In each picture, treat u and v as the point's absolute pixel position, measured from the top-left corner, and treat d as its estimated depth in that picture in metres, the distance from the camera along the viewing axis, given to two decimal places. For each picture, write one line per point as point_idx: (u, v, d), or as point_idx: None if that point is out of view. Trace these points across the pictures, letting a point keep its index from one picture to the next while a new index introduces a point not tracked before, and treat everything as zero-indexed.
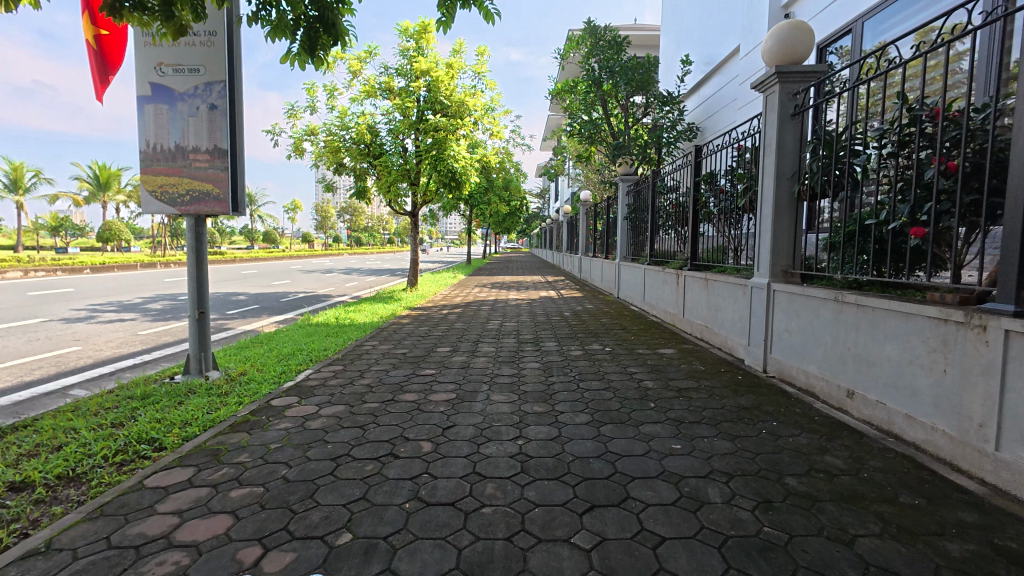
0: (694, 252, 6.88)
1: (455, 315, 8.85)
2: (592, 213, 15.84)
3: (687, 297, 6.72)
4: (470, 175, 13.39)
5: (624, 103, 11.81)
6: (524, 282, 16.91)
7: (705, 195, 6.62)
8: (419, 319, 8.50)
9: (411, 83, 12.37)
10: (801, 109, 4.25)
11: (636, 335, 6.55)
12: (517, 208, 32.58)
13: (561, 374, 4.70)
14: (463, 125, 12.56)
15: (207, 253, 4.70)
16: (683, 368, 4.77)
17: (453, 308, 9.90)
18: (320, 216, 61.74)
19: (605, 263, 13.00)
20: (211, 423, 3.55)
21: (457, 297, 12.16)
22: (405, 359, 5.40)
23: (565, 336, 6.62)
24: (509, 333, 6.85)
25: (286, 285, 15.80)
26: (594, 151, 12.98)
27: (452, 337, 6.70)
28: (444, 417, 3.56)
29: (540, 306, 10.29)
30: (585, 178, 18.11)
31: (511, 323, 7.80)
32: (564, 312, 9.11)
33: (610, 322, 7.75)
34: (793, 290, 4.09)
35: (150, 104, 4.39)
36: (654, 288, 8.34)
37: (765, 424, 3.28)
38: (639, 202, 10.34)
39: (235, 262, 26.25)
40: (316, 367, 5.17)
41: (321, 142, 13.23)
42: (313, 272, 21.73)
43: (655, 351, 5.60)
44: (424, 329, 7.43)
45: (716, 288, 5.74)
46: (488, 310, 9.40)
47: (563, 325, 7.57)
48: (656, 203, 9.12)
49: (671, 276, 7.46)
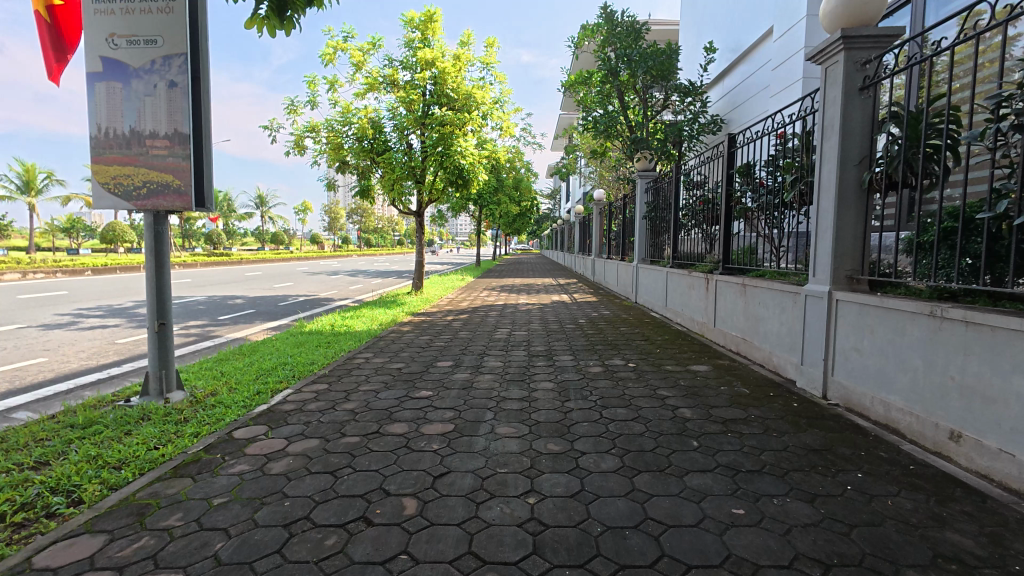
0: (725, 253, 6.14)
1: (460, 322, 8.19)
2: (607, 213, 15.13)
3: (718, 304, 5.98)
4: (479, 173, 12.74)
5: (642, 94, 11.09)
6: (535, 285, 16.22)
7: (740, 189, 5.88)
8: (421, 326, 7.84)
9: (417, 76, 11.77)
10: (873, 81, 3.51)
11: (661, 347, 5.83)
12: (527, 209, 31.92)
13: (579, 398, 3.99)
14: (471, 120, 11.93)
15: (170, 255, 4.07)
16: (724, 392, 4.05)
17: (459, 314, 9.24)
18: (330, 217, 61.63)
19: (621, 265, 12.27)
20: (153, 464, 2.90)
21: (465, 301, 11.51)
22: (399, 377, 4.73)
23: (582, 348, 5.91)
24: (519, 345, 6.16)
25: (288, 287, 15.27)
26: (609, 147, 12.28)
27: (455, 348, 6.03)
28: (436, 460, 2.86)
29: (553, 311, 9.60)
30: (598, 177, 17.38)
31: (521, 332, 7.12)
32: (578, 319, 8.42)
33: (630, 331, 7.02)
34: (867, 300, 3.35)
35: (101, 82, 3.76)
36: (677, 293, 7.60)
37: (848, 476, 2.56)
38: (659, 199, 9.58)
39: (240, 263, 25.87)
40: (297, 386, 4.52)
41: (323, 139, 12.67)
42: (318, 273, 21.24)
43: (687, 368, 4.87)
44: (425, 339, 6.77)
45: (756, 295, 4.99)
46: (496, 317, 8.72)
47: (578, 334, 6.87)
48: (678, 200, 8.36)
49: (698, 281, 6.71)
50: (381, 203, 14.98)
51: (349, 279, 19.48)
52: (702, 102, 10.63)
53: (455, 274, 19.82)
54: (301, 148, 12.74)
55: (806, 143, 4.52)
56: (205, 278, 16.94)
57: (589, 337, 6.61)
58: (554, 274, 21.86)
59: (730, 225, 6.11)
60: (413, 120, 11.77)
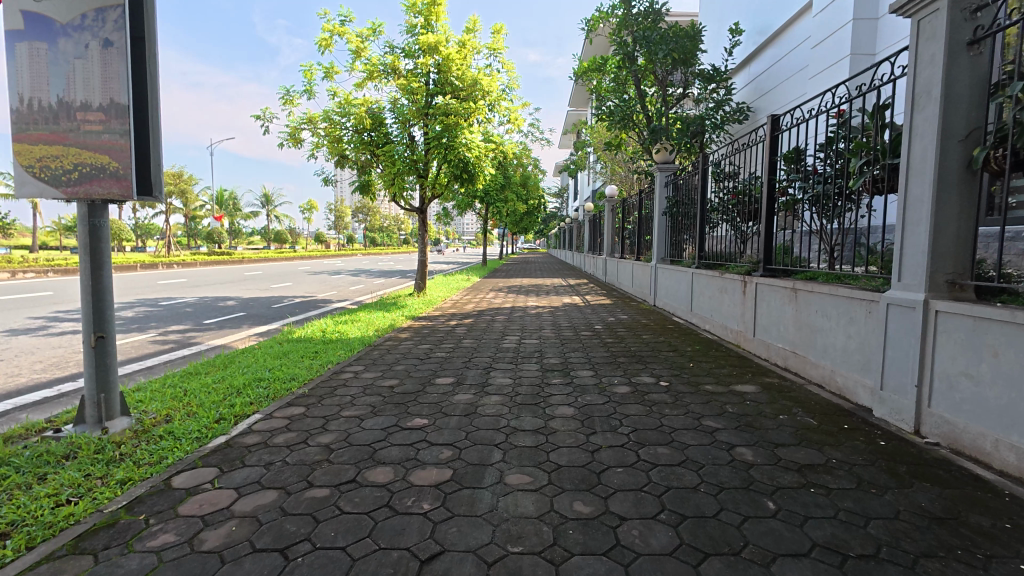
0: (766, 252, 5.35)
1: (464, 328, 7.47)
2: (620, 210, 14.36)
3: (759, 312, 5.22)
4: (485, 167, 12.04)
5: (661, 81, 10.32)
6: (544, 286, 15.48)
7: (785, 178, 5.10)
8: (421, 333, 7.13)
9: (421, 63, 11.07)
10: (988, 32, 2.76)
11: (695, 361, 5.06)
12: (534, 207, 31.22)
13: (607, 430, 3.25)
14: (477, 110, 11.22)
15: (110, 253, 3.35)
16: (786, 423, 3.29)
17: (463, 318, 8.50)
18: (335, 216, 61.22)
19: (636, 265, 11.51)
20: (51, 531, 2.19)
21: (470, 303, 10.80)
22: (390, 399, 4.00)
23: (603, 361, 5.16)
24: (531, 357, 5.40)
25: (286, 288, 14.63)
26: (624, 138, 11.54)
27: (458, 360, 5.30)
28: (425, 530, 2.14)
29: (565, 315, 8.85)
30: (610, 172, 16.60)
31: (532, 340, 6.39)
32: (594, 324, 7.67)
33: (654, 339, 6.25)
34: (985, 314, 2.59)
35: (21, 41, 3.02)
36: (705, 297, 6.84)
37: (1008, 569, 1.81)
38: (683, 194, 8.81)
39: (241, 262, 25.33)
40: (269, 410, 3.80)
41: (321, 131, 12.01)
42: (319, 273, 20.61)
43: (731, 389, 4.11)
44: (425, 347, 6.05)
45: (811, 302, 4.23)
46: (503, 322, 7.98)
47: (597, 343, 6.13)
48: (704, 194, 7.58)
49: (732, 283, 5.95)
50: (382, 200, 14.28)
51: (351, 279, 18.83)
52: (726, 89, 9.86)
53: (461, 274, 19.14)
54: (298, 141, 12.08)
55: (879, 118, 3.75)
56: (201, 279, 16.33)
57: (609, 347, 5.87)
58: (562, 274, 21.10)
59: (771, 221, 5.33)
60: (416, 111, 11.09)
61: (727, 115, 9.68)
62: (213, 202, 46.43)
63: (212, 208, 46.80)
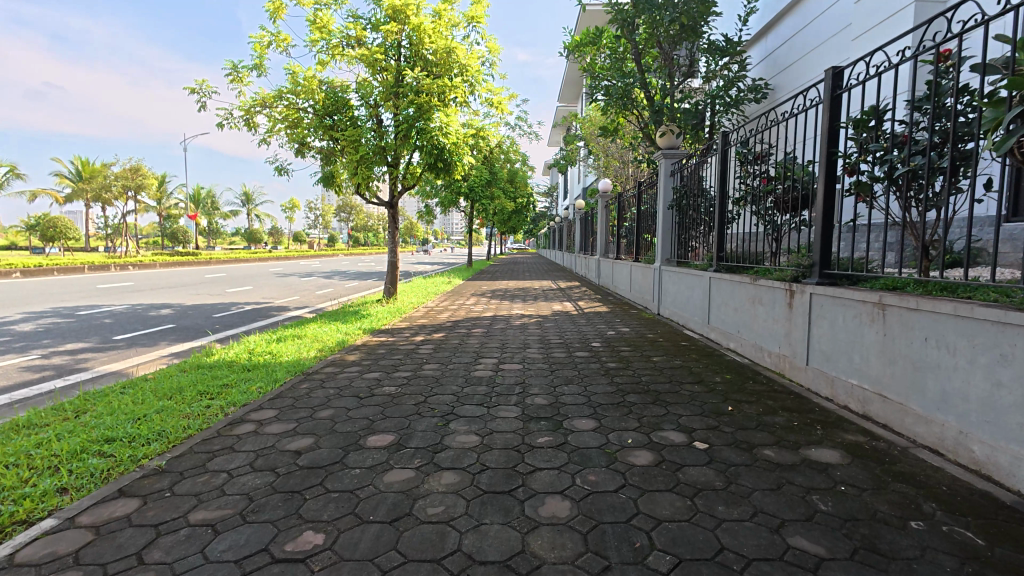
0: (823, 254, 3.99)
1: (430, 347, 6.04)
2: (616, 206, 12.96)
3: (816, 333, 3.88)
4: (464, 157, 10.61)
5: (665, 56, 8.98)
6: (532, 289, 14.12)
7: (852, 152, 3.72)
8: (376, 354, 5.68)
9: (389, 35, 9.60)
10: None
11: (732, 401, 3.70)
12: (522, 205, 29.88)
13: (630, 563, 1.86)
14: (453, 90, 9.79)
15: None
16: (932, 543, 1.93)
17: (432, 332, 7.07)
18: (318, 216, 59.33)
19: (635, 267, 10.18)
20: None
21: (446, 311, 9.38)
22: (283, 484, 2.56)
23: (607, 400, 3.77)
24: (509, 394, 4.00)
25: (241, 292, 13.08)
26: (622, 123, 10.17)
27: (409, 399, 3.89)
28: None
29: (555, 326, 7.47)
30: (603, 166, 15.23)
31: (515, 365, 4.99)
32: (591, 340, 6.29)
33: (669, 363, 4.88)
34: None
35: None
36: (728, 308, 5.53)
37: None
38: (697, 185, 7.41)
39: (207, 263, 23.65)
40: (76, 508, 2.35)
41: (276, 114, 10.51)
42: (288, 275, 19.02)
43: (803, 457, 2.75)
44: (372, 377, 4.62)
45: (915, 324, 2.90)
46: (481, 338, 6.58)
47: (595, 369, 4.76)
48: (720, 182, 6.20)
49: (770, 293, 4.61)
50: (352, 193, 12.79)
51: (321, 282, 17.29)
52: (740, 64, 8.55)
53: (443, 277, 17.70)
54: (250, 125, 10.55)
55: None
56: (150, 282, 14.71)
57: (613, 375, 4.49)
58: (552, 276, 19.75)
59: (830, 212, 3.97)
60: (384, 90, 9.64)
61: (741, 94, 8.39)
62: (186, 200, 44.42)
63: (185, 207, 44.74)
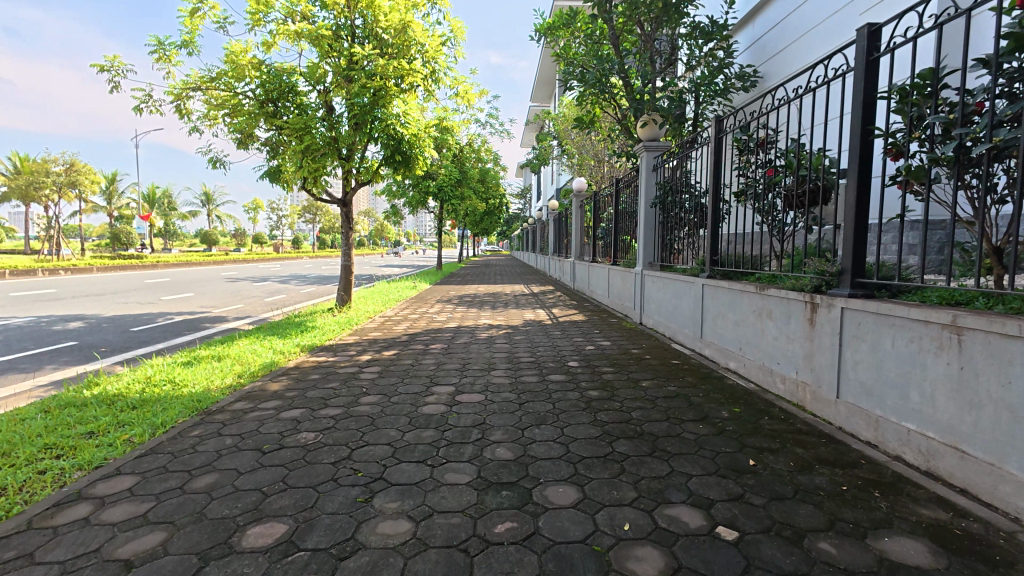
0: (857, 260, 3.18)
1: (376, 370, 5.03)
2: (592, 205, 12.19)
3: (851, 358, 3.08)
4: (426, 149, 9.63)
5: (646, 41, 8.23)
6: (503, 294, 13.19)
7: (898, 130, 2.91)
8: (307, 380, 4.65)
9: (339, 12, 8.55)
10: None
11: (752, 450, 2.85)
12: (495, 206, 28.96)
13: None
14: (412, 75, 8.80)
15: None
16: None
17: (383, 350, 6.06)
18: (283, 217, 57.05)
19: (614, 271, 9.39)
20: None
21: (405, 322, 8.37)
22: None
23: (591, 452, 2.87)
24: (462, 443, 3.06)
25: (179, 300, 11.71)
26: (599, 114, 9.37)
27: (328, 455, 2.90)
28: None
29: (526, 340, 6.56)
30: (578, 164, 14.45)
31: (475, 395, 4.05)
32: (567, 357, 5.41)
33: (662, 391, 4.03)
34: None
35: None
36: (726, 320, 4.75)
37: None
38: (685, 179, 6.58)
39: (154, 267, 21.90)
40: None
41: (213, 99, 9.30)
42: (239, 280, 17.60)
43: (877, 554, 1.90)
44: (289, 417, 3.60)
45: (1012, 357, 2.11)
46: (439, 356, 5.60)
47: (573, 399, 3.87)
48: (711, 176, 5.37)
49: (783, 306, 3.81)
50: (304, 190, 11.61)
51: (274, 287, 15.94)
52: (727, 50, 7.86)
53: (408, 281, 16.62)
54: (182, 112, 9.30)
55: None
56: (75, 288, 13.15)
57: (596, 410, 3.60)
58: (524, 280, 18.87)
59: (864, 208, 3.17)
60: (335, 74, 8.60)
61: (729, 81, 7.69)
62: (139, 200, 41.90)
63: (137, 207, 42.19)
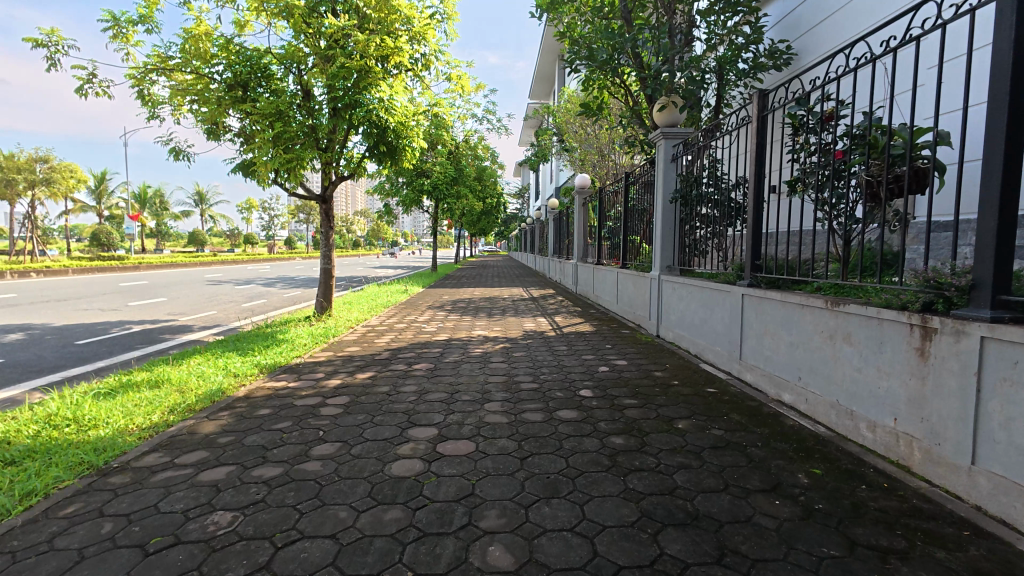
0: (1000, 268, 2.26)
1: (342, 401, 4.06)
2: (597, 203, 11.27)
3: (995, 410, 2.16)
4: (415, 140, 8.71)
5: (662, 15, 7.28)
6: (501, 298, 12.27)
7: None
8: (251, 418, 3.68)
9: None
10: None
11: (872, 556, 1.92)
12: (492, 206, 28.08)
13: None
14: (399, 55, 7.85)
15: None
16: None
17: (357, 371, 5.10)
18: (276, 217, 56.01)
19: (624, 274, 8.47)
20: None
21: (390, 333, 7.42)
22: None
23: (629, 557, 1.96)
24: (441, 535, 2.11)
25: (146, 306, 10.69)
26: (607, 101, 8.44)
27: (241, 562, 1.95)
28: None
29: (527, 357, 5.62)
30: (580, 159, 13.53)
31: (463, 442, 3.11)
32: (577, 382, 4.47)
33: (707, 439, 3.09)
34: None
35: None
36: (777, 340, 3.83)
37: None
38: (713, 170, 5.62)
39: (133, 268, 20.80)
40: None
41: (176, 83, 8.32)
42: (222, 283, 16.54)
43: None
44: (207, 484, 2.64)
45: None
46: (422, 380, 4.65)
47: (593, 451, 2.94)
48: (752, 164, 4.41)
49: (870, 329, 2.88)
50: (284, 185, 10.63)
51: (256, 291, 14.95)
52: (756, 23, 6.91)
53: (399, 284, 15.66)
54: (142, 98, 8.32)
55: None
56: (35, 293, 12.07)
57: (625, 471, 2.66)
58: (523, 282, 17.96)
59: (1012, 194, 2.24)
60: (312, 53, 7.66)
61: (760, 57, 6.74)
62: (128, 200, 40.81)
63: (126, 207, 41.06)
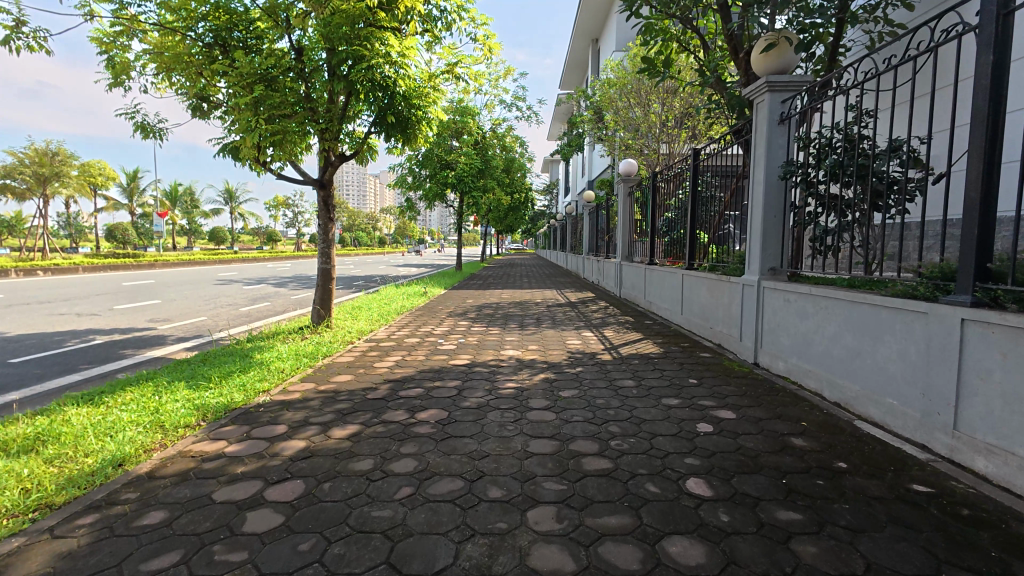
0: None
1: (290, 494, 2.45)
2: (647, 193, 9.48)
3: None
4: (432, 113, 7.12)
5: None
6: (533, 303, 10.59)
7: None
8: (119, 538, 2.10)
9: None
10: None
11: None
12: (521, 201, 26.39)
13: None
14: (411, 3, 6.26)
15: None
16: None
17: (335, 421, 3.48)
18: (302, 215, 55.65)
19: (693, 278, 6.69)
20: None
21: (397, 352, 5.82)
22: None
23: None
24: None
25: (132, 310, 9.41)
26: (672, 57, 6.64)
27: None
28: None
29: (582, 399, 3.92)
30: (624, 143, 11.73)
31: None
32: (675, 461, 2.73)
33: None
34: None
35: None
36: None
37: None
38: (859, 126, 3.78)
39: (149, 267, 19.86)
40: None
41: (147, 46, 6.89)
42: (232, 284, 15.32)
43: None
44: None
45: None
46: (426, 445, 3.00)
47: None
48: (979, 98, 2.60)
49: None
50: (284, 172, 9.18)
51: (265, 292, 13.66)
52: None
53: (420, 285, 14.11)
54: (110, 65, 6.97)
55: None
56: (24, 294, 10.98)
57: None
58: (556, 283, 16.25)
59: None
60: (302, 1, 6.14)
61: None
62: (160, 198, 40.85)
63: (156, 206, 41.13)
